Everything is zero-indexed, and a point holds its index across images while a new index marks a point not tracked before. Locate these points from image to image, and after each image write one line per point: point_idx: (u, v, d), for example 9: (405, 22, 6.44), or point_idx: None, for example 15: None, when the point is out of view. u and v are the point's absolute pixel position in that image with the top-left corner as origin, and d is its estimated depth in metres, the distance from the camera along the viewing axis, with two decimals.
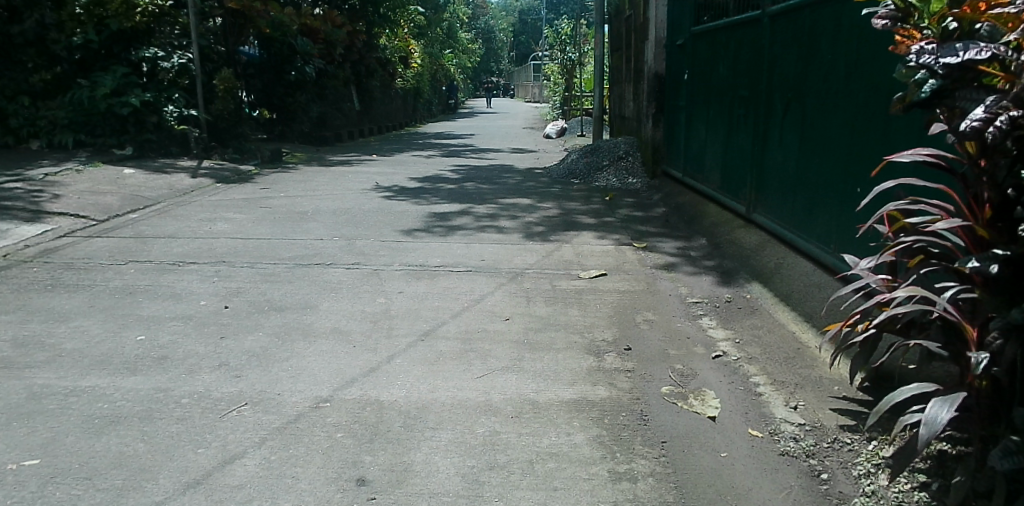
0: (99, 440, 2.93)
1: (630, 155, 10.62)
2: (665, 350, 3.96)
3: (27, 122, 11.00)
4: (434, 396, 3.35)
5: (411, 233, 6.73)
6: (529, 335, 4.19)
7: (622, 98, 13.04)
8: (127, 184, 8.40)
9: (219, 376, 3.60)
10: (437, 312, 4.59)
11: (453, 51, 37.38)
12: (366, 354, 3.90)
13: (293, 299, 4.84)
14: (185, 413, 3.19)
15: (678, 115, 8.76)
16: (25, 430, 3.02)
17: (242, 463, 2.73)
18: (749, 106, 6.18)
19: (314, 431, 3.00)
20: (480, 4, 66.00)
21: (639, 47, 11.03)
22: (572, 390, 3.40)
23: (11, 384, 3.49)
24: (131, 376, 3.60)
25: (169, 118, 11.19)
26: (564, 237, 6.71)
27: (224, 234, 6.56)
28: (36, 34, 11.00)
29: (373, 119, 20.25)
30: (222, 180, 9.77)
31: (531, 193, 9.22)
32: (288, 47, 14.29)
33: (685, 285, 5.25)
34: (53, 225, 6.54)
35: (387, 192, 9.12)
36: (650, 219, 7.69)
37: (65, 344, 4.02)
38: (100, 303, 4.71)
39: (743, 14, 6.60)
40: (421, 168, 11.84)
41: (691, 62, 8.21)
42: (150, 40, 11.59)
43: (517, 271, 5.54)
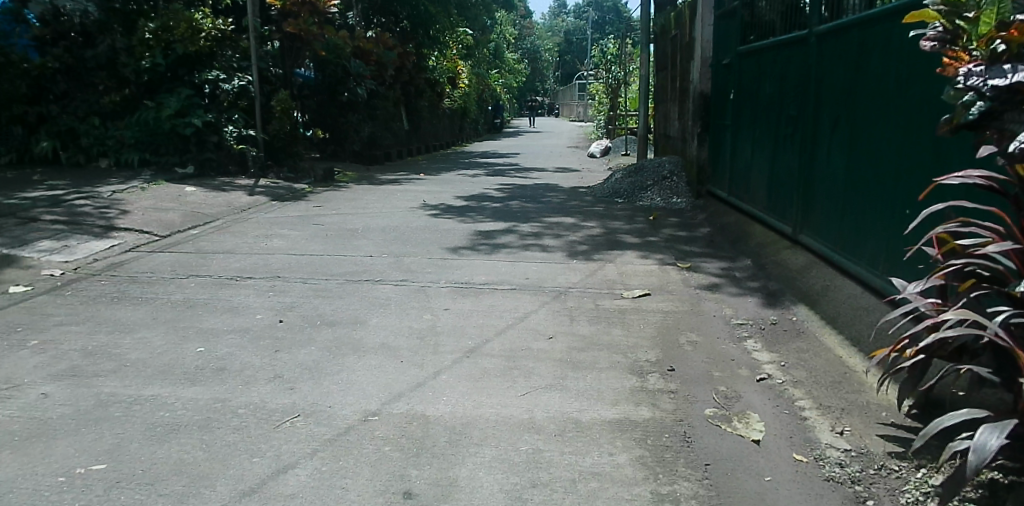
0: (160, 447, 3.09)
1: (675, 175, 10.61)
2: (709, 372, 3.96)
3: (96, 141, 11.60)
4: (480, 412, 3.42)
5: (457, 251, 6.87)
6: (573, 354, 4.24)
7: (667, 117, 13.03)
8: (188, 201, 8.77)
9: (275, 388, 3.75)
10: (482, 330, 4.68)
11: (499, 71, 37.86)
12: (413, 370, 4.00)
13: (343, 314, 4.99)
14: (242, 423, 3.33)
15: (724, 134, 8.73)
16: (96, 435, 3.20)
17: (294, 473, 2.85)
18: (796, 125, 6.14)
19: (362, 444, 3.11)
20: (526, 25, 66.75)
21: (686, 67, 11.04)
22: (614, 410, 3.44)
23: (80, 392, 3.70)
24: (191, 386, 3.78)
25: (229, 138, 11.57)
26: (608, 257, 6.75)
27: (279, 250, 6.80)
28: (108, 58, 11.79)
29: (421, 138, 20.61)
30: (276, 197, 10.09)
31: (575, 212, 9.28)
32: (342, 69, 14.55)
33: (729, 306, 5.23)
34: (118, 240, 6.87)
35: (434, 210, 9.29)
36: (695, 239, 7.65)
37: (130, 354, 4.23)
38: (163, 315, 4.95)
39: (790, 33, 6.58)
40: (466, 187, 12.03)
41: (736, 82, 8.20)
42: (212, 62, 12.07)
43: (561, 290, 5.60)
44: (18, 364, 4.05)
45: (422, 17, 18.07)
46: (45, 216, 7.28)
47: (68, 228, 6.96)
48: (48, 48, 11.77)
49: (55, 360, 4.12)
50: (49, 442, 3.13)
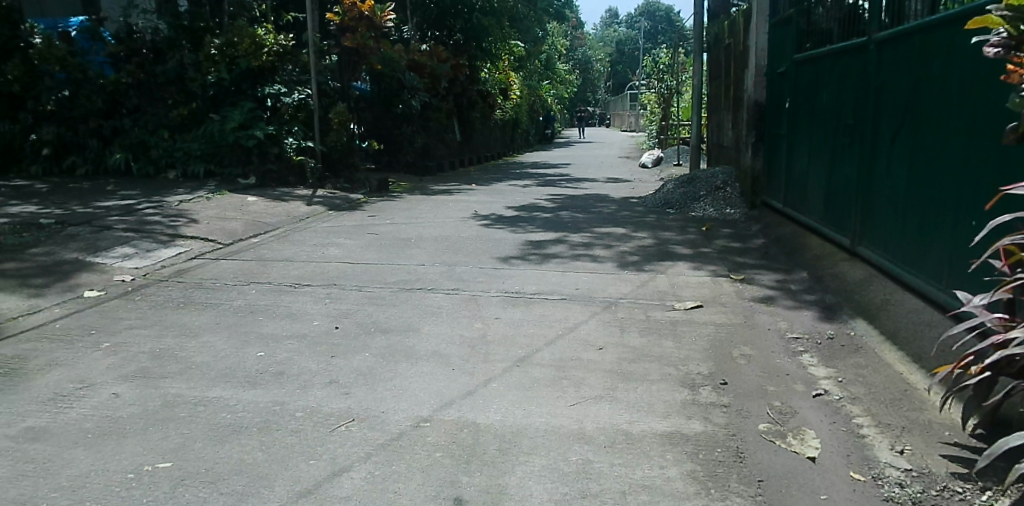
0: (222, 447, 3.22)
1: (729, 186, 10.45)
2: (763, 386, 3.89)
3: (165, 153, 12.12)
4: (529, 421, 3.45)
5: (508, 261, 6.93)
6: (622, 365, 4.23)
7: (720, 127, 12.87)
8: (250, 211, 9.08)
9: (330, 392, 3.86)
10: (533, 339, 4.70)
11: (550, 82, 37.99)
12: (464, 378, 4.06)
13: (397, 322, 5.10)
14: (300, 426, 3.44)
15: (779, 143, 8.57)
16: (163, 434, 3.36)
17: (349, 476, 2.93)
18: (855, 133, 6.00)
19: (415, 449, 3.17)
20: (577, 36, 66.87)
21: (739, 76, 10.89)
22: (665, 423, 3.42)
23: (149, 392, 3.88)
24: (252, 389, 3.92)
25: (288, 149, 11.95)
26: (659, 268, 6.70)
27: (335, 258, 6.99)
28: (176, 73, 12.31)
29: (473, 149, 20.83)
30: (333, 207, 10.37)
31: (626, 222, 9.24)
32: (397, 81, 14.81)
33: (785, 319, 5.14)
34: (184, 247, 7.18)
35: (486, 220, 9.39)
36: (749, 250, 7.53)
37: (195, 357, 4.42)
38: (226, 320, 5.14)
39: (849, 39, 6.43)
40: (517, 197, 12.11)
41: (792, 89, 8.05)
42: (274, 77, 12.49)
43: (611, 300, 5.59)
44: (91, 365, 4.27)
45: (475, 31, 18.43)
46: (117, 224, 7.64)
47: (138, 236, 7.29)
48: (122, 64, 12.49)
49: (125, 362, 4.32)
50: (119, 440, 3.29)
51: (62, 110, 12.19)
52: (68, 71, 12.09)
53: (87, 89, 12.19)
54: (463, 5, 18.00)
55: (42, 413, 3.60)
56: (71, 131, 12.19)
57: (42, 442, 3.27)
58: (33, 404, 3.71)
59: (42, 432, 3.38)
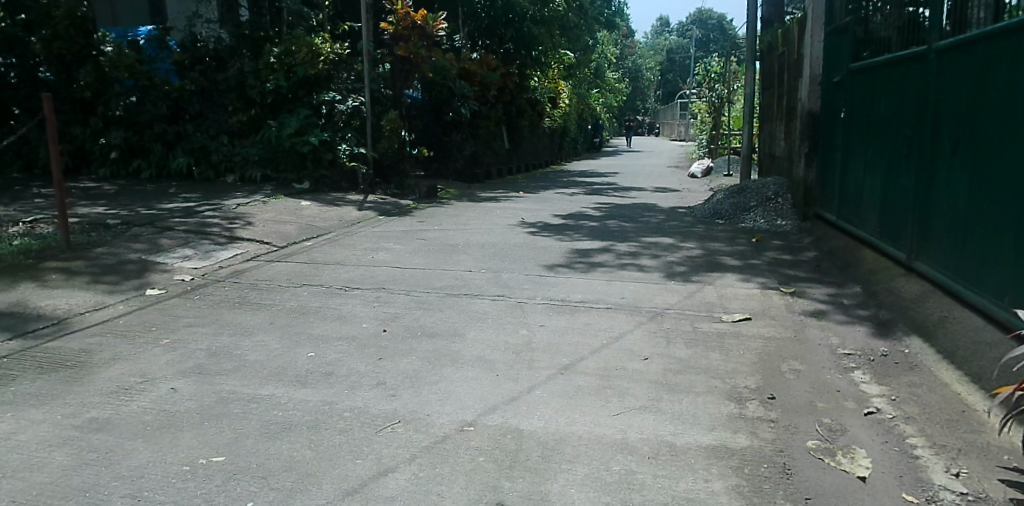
0: (274, 444, 3.33)
1: (780, 196, 10.22)
2: (813, 403, 3.82)
3: (224, 158, 12.55)
4: (572, 429, 3.46)
5: (554, 269, 6.95)
6: (668, 376, 4.20)
7: (772, 137, 12.66)
8: (304, 215, 9.32)
9: (377, 394, 3.94)
10: (577, 348, 4.71)
11: (599, 90, 37.91)
12: (508, 383, 4.09)
13: (443, 326, 5.17)
14: (348, 426, 3.53)
15: (833, 154, 8.39)
16: (217, 429, 3.48)
17: (394, 477, 2.99)
18: (913, 146, 5.83)
19: (458, 453, 3.22)
20: (627, 44, 66.65)
21: (793, 85, 10.68)
22: (710, 436, 3.39)
23: (205, 388, 4.02)
24: (302, 388, 4.03)
25: (342, 155, 12.08)
26: (707, 279, 6.63)
27: (384, 263, 7.12)
28: (236, 81, 12.84)
29: (521, 157, 20.94)
30: (384, 213, 10.55)
31: (674, 232, 9.16)
32: (448, 90, 15.01)
33: (836, 335, 5.02)
34: (241, 249, 7.43)
35: (533, 228, 9.43)
36: (800, 263, 7.38)
37: (249, 355, 4.57)
38: (278, 320, 5.29)
39: (908, 49, 6.27)
40: (565, 206, 12.11)
41: (848, 99, 7.87)
42: (330, 84, 12.78)
43: (657, 310, 5.56)
44: (151, 360, 4.46)
45: (525, 39, 18.48)
46: (177, 226, 7.94)
47: (198, 237, 7.57)
48: (186, 72, 13.03)
49: (183, 358, 4.50)
50: (176, 433, 3.43)
51: (129, 115, 12.76)
52: (136, 79, 12.62)
53: (153, 96, 12.77)
54: (514, 13, 18.07)
55: (106, 405, 3.77)
56: (137, 136, 12.73)
57: (104, 432, 3.44)
58: (98, 395, 3.90)
59: (105, 423, 3.55)
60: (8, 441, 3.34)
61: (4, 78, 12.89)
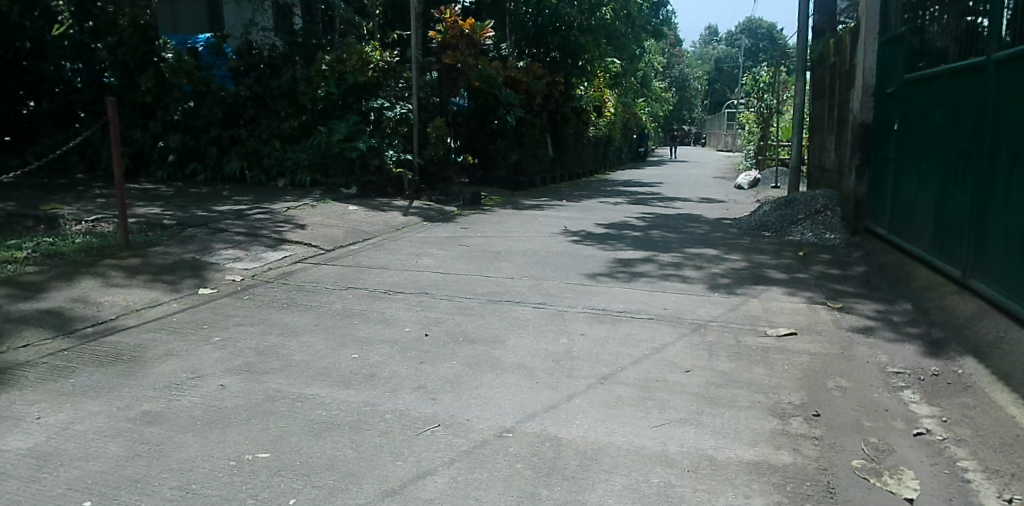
0: (317, 442, 3.40)
1: (830, 209, 9.99)
2: (859, 421, 3.73)
3: (276, 163, 12.84)
4: (611, 440, 3.46)
5: (595, 278, 6.95)
6: (709, 389, 4.16)
7: (822, 148, 12.41)
8: (351, 219, 9.50)
9: (418, 397, 4.00)
10: (617, 358, 4.69)
11: (645, 99, 37.70)
12: (547, 391, 4.11)
13: (484, 333, 5.21)
14: (389, 427, 3.59)
15: (886, 166, 8.19)
16: (262, 425, 3.59)
17: (433, 479, 3.03)
18: (969, 159, 5.66)
19: (496, 458, 3.25)
20: (674, 53, 66.12)
21: (844, 95, 10.45)
22: (752, 451, 3.35)
23: (254, 386, 4.14)
24: (345, 389, 4.11)
25: (389, 162, 12.17)
26: (751, 292, 6.52)
27: (428, 268, 7.21)
28: (289, 88, 13.22)
29: (565, 166, 20.92)
30: (429, 218, 10.68)
31: (719, 244, 9.04)
32: (494, 98, 14.99)
33: (885, 352, 4.89)
34: (289, 251, 7.61)
35: (575, 236, 9.43)
36: (848, 278, 7.21)
37: (296, 355, 4.69)
38: (324, 322, 5.41)
39: (965, 60, 6.09)
40: (608, 215, 12.06)
41: (902, 110, 7.67)
42: (378, 92, 12.83)
43: (700, 322, 5.51)
44: (203, 357, 4.61)
45: (572, 47, 18.51)
46: (230, 227, 8.19)
47: (248, 239, 7.79)
48: (241, 78, 13.48)
49: (233, 356, 4.63)
50: (224, 428, 3.54)
51: (186, 120, 13.25)
52: (194, 84, 13.11)
53: (210, 101, 13.20)
54: (562, 22, 18.16)
55: (158, 399, 3.92)
56: (194, 140, 13.16)
57: (157, 425, 3.57)
58: (151, 389, 4.05)
59: (157, 416, 3.68)
60: (68, 430, 3.50)
61: (71, 82, 13.56)
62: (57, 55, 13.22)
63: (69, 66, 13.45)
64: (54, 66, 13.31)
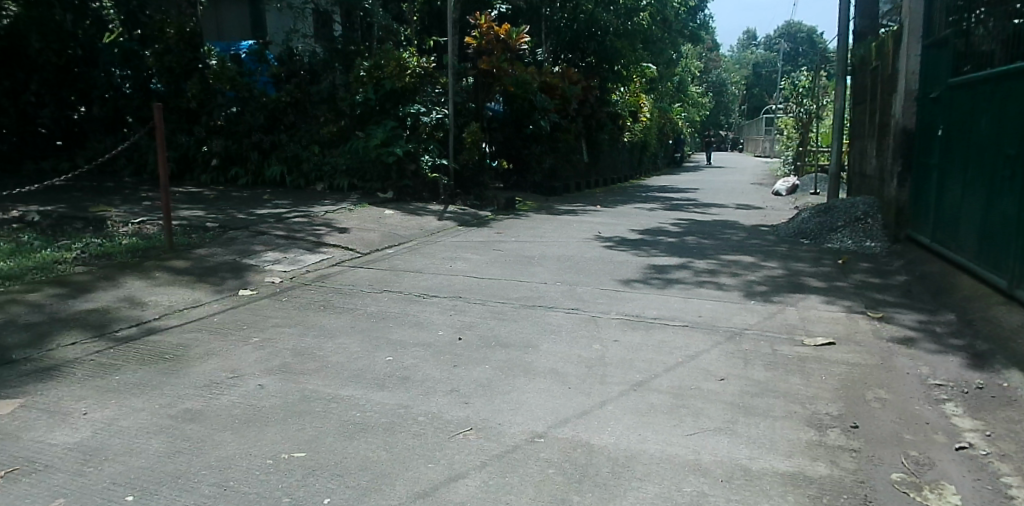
0: (351, 443, 3.46)
1: (870, 217, 9.77)
2: (899, 433, 3.65)
3: (315, 167, 13.11)
4: (644, 447, 3.44)
5: (629, 284, 6.92)
6: (745, 398, 4.11)
7: (863, 155, 12.16)
8: (386, 223, 9.62)
9: (451, 400, 4.03)
10: (651, 365, 4.66)
11: (682, 104, 37.36)
12: (580, 397, 4.11)
13: (516, 338, 5.22)
14: (421, 430, 3.62)
15: (929, 173, 7.99)
16: (299, 426, 3.65)
17: (465, 483, 3.06)
18: (1016, 166, 5.52)
19: (528, 463, 3.26)
20: (711, 57, 65.42)
21: (886, 101, 10.23)
22: (788, 462, 3.30)
23: (290, 387, 4.22)
24: (379, 391, 4.18)
25: (425, 167, 12.40)
26: (788, 300, 6.42)
27: (462, 272, 7.27)
28: (329, 93, 13.53)
29: (600, 172, 20.82)
30: (463, 223, 10.76)
31: (756, 251, 8.91)
32: (529, 104, 15.08)
33: (927, 364, 4.77)
34: (327, 254, 7.73)
35: (610, 242, 9.39)
36: (889, 287, 7.04)
37: (332, 357, 4.76)
38: (360, 324, 5.49)
39: (1012, 64, 5.95)
40: (643, 221, 11.98)
41: (947, 115, 7.49)
42: (415, 97, 12.96)
43: (735, 330, 5.44)
44: (242, 357, 4.71)
45: (607, 52, 18.63)
46: (269, 231, 8.36)
47: (287, 242, 7.94)
48: (282, 84, 13.79)
49: (271, 357, 4.73)
50: (262, 427, 3.62)
51: (229, 125, 13.48)
52: (237, 90, 13.40)
53: (252, 106, 13.49)
54: (598, 27, 18.28)
55: (198, 398, 4.01)
56: (237, 144, 13.49)
57: (196, 423, 3.67)
58: (192, 388, 4.16)
59: (197, 414, 3.79)
60: (112, 426, 3.61)
61: (119, 88, 14.08)
62: (108, 61, 13.81)
63: (118, 72, 14.00)
64: (104, 72, 13.85)
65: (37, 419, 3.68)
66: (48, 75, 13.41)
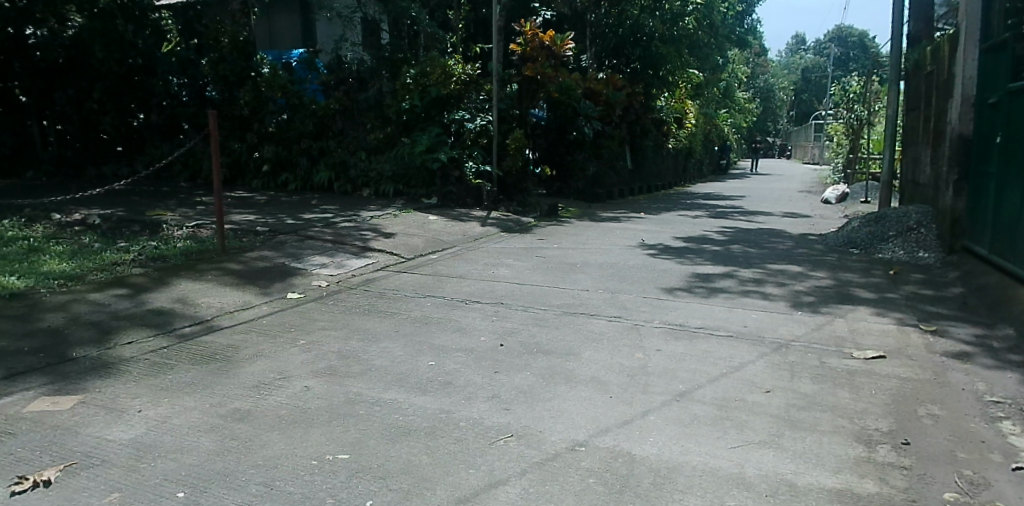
0: (394, 447, 3.51)
1: (924, 226, 9.45)
2: (952, 452, 3.53)
3: (362, 173, 13.31)
4: (686, 459, 3.41)
5: (673, 292, 6.85)
6: (791, 411, 4.03)
7: (917, 161, 11.81)
8: (430, 229, 9.72)
9: (492, 407, 4.06)
10: (694, 375, 4.61)
11: (728, 110, 36.85)
12: (621, 406, 4.09)
13: (558, 345, 5.22)
14: (462, 435, 3.66)
15: (987, 182, 7.71)
16: (343, 428, 3.73)
17: (505, 489, 3.07)
18: None
19: (569, 472, 3.26)
20: (759, 63, 64.40)
21: (942, 106, 9.91)
22: (834, 478, 3.23)
23: (335, 389, 4.32)
24: (421, 395, 4.23)
25: (469, 174, 12.48)
26: (837, 311, 6.27)
27: (504, 278, 7.29)
28: (375, 100, 13.68)
29: (644, 179, 20.64)
30: (506, 229, 10.81)
31: (804, 260, 8.73)
32: (573, 110, 14.99)
33: (984, 381, 4.60)
34: (372, 259, 7.86)
35: (653, 250, 9.32)
36: (944, 299, 6.81)
37: (375, 360, 4.84)
38: (403, 329, 5.57)
39: None
40: (687, 229, 11.85)
41: (1006, 122, 7.22)
42: (460, 104, 13.04)
43: (782, 342, 5.33)
44: (289, 359, 4.83)
45: (652, 58, 18.39)
46: (317, 235, 8.53)
47: (334, 246, 8.11)
48: (331, 91, 14.06)
49: (316, 359, 4.84)
50: (308, 428, 3.71)
51: (280, 131, 13.89)
52: (287, 97, 13.77)
53: (301, 114, 13.83)
54: (643, 33, 18.08)
55: (248, 398, 4.13)
56: (287, 151, 13.84)
57: (245, 423, 3.77)
58: (242, 388, 4.28)
59: (246, 414, 3.89)
60: (164, 425, 3.73)
61: (177, 96, 14.55)
62: (166, 70, 14.17)
63: (175, 80, 14.38)
64: (163, 80, 14.24)
65: (94, 415, 3.83)
66: (111, 83, 14.23)
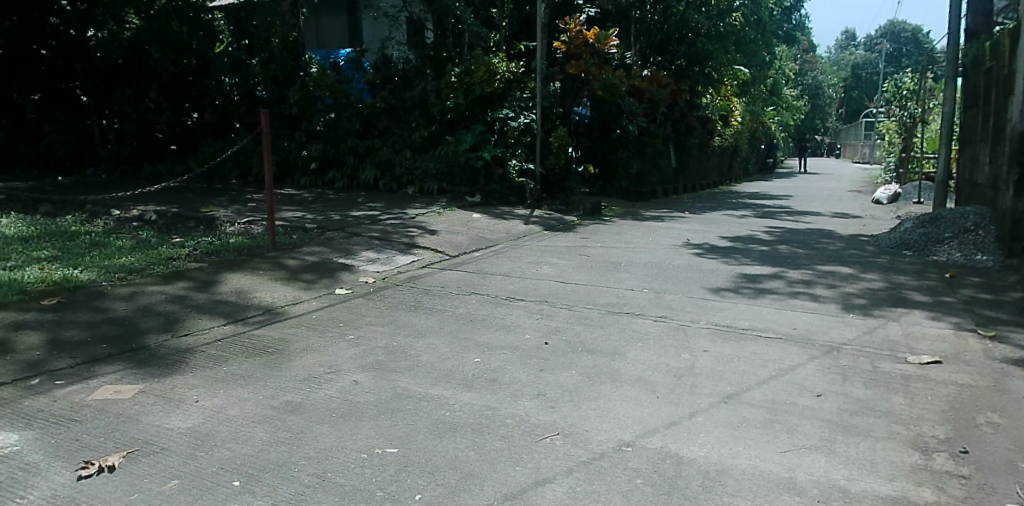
0: (440, 442, 3.55)
1: (981, 228, 9.14)
2: (1012, 461, 3.43)
3: (407, 172, 13.34)
4: (735, 462, 3.38)
5: (719, 292, 6.78)
6: (843, 416, 3.96)
7: (974, 161, 11.43)
8: (474, 227, 9.78)
9: (537, 404, 4.08)
10: (743, 377, 4.56)
11: (775, 108, 36.13)
12: (668, 407, 4.07)
13: (603, 344, 5.21)
14: (509, 433, 3.69)
15: None
16: (392, 422, 3.79)
17: (552, 488, 3.09)
18: None
19: (616, 471, 3.26)
20: (807, 59, 63.01)
21: (1002, 103, 9.57)
22: (889, 485, 3.17)
23: (384, 384, 4.38)
24: (467, 392, 4.27)
25: (512, 171, 12.56)
26: (890, 314, 6.13)
27: (548, 277, 7.30)
28: (420, 99, 13.72)
29: (689, 179, 20.38)
30: (549, 227, 10.81)
31: (855, 262, 8.53)
32: (616, 107, 14.99)
33: None
34: (417, 256, 7.95)
35: (699, 250, 9.22)
36: (1003, 304, 6.59)
37: (421, 356, 4.90)
38: (448, 325, 5.62)
39: None
40: (733, 228, 11.68)
41: None
42: (504, 102, 13.14)
43: (833, 345, 5.22)
44: (339, 353, 4.93)
45: (698, 55, 18.30)
46: (364, 232, 8.65)
47: (381, 243, 8.21)
48: (376, 90, 14.25)
49: (365, 354, 4.93)
50: (357, 422, 3.78)
51: (327, 129, 14.10)
52: (335, 97, 13.91)
53: (349, 112, 14.05)
54: (689, 29, 18.00)
55: (300, 391, 4.22)
56: (334, 149, 14.02)
57: (297, 415, 3.86)
58: (293, 381, 4.38)
59: (298, 406, 3.98)
60: (220, 415, 3.85)
61: (228, 96, 14.82)
62: (218, 70, 14.56)
63: (227, 80, 14.73)
64: (216, 80, 14.67)
65: (152, 405, 3.97)
66: (166, 82, 14.70)
